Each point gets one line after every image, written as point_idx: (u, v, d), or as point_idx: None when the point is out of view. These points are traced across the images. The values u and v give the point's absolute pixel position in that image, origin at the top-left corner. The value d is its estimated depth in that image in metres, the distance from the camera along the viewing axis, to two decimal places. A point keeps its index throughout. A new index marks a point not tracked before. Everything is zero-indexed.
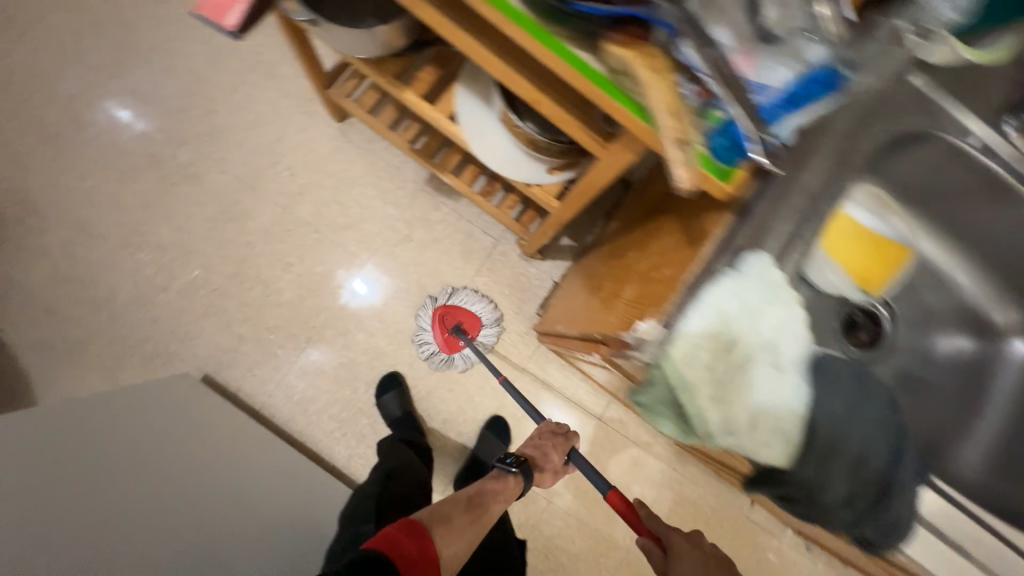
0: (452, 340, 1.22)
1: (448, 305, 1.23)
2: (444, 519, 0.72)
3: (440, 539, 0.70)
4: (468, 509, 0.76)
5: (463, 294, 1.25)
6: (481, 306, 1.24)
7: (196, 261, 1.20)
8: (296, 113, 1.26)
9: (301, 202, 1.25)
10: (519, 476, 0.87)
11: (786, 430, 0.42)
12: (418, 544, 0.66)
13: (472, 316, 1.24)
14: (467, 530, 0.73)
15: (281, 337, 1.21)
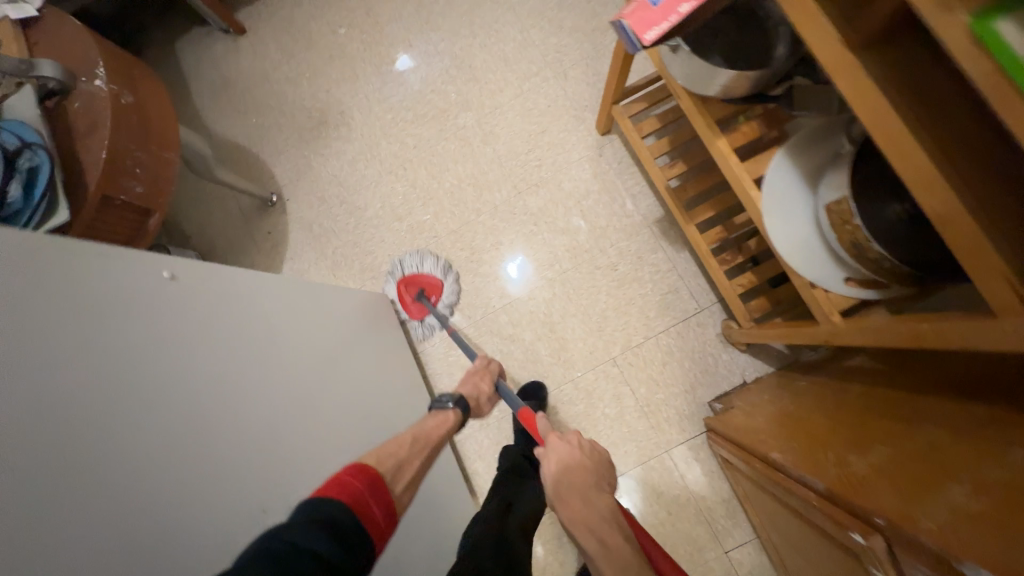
0: (417, 307, 1.26)
1: (411, 275, 1.27)
2: (392, 461, 0.74)
3: (392, 479, 0.72)
4: (417, 447, 0.80)
5: (411, 260, 1.28)
6: (433, 265, 1.27)
7: (431, 207, 1.34)
8: (567, 114, 1.32)
9: (534, 192, 1.30)
10: (456, 411, 0.95)
11: None
12: (373, 487, 0.64)
13: (431, 278, 1.27)
14: (414, 465, 0.76)
15: (463, 301, 1.29)
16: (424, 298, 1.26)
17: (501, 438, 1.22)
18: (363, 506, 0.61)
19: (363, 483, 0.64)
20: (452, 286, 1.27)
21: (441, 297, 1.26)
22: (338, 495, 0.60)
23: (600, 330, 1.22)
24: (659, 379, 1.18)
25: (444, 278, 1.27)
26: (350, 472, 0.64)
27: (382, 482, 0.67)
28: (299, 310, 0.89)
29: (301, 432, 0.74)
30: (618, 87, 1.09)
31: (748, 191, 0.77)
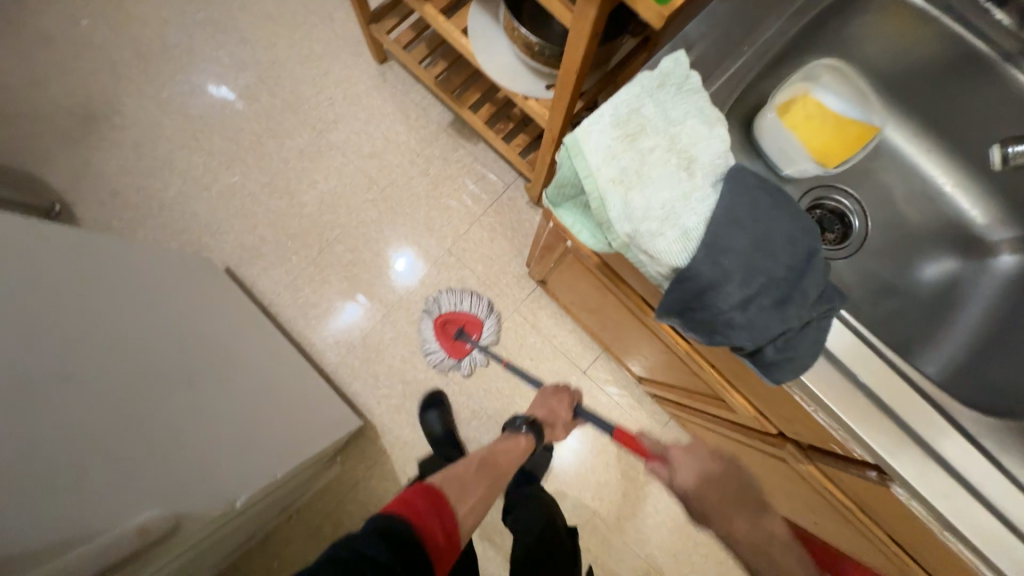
0: (461, 345, 1.26)
1: (447, 313, 1.25)
2: (457, 483, 0.70)
3: (455, 496, 0.67)
4: (482, 469, 0.75)
5: (455, 297, 1.26)
6: (475, 306, 1.26)
7: (237, 169, 1.35)
8: (343, 52, 1.40)
9: (335, 128, 1.37)
10: (529, 433, 0.90)
11: (686, 221, 0.41)
12: (437, 506, 0.62)
13: (473, 318, 1.26)
14: (483, 487, 0.72)
15: (297, 245, 1.32)
16: (464, 335, 1.25)
17: (370, 354, 1.28)
18: (427, 527, 0.59)
19: (434, 504, 0.62)
20: (490, 324, 1.26)
21: (482, 334, 1.26)
22: (408, 515, 0.59)
23: (431, 231, 1.34)
24: (492, 254, 1.33)
25: (485, 319, 1.26)
26: (416, 491, 0.63)
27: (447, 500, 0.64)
28: (113, 257, 0.90)
29: (84, 332, 0.73)
30: (363, 7, 1.19)
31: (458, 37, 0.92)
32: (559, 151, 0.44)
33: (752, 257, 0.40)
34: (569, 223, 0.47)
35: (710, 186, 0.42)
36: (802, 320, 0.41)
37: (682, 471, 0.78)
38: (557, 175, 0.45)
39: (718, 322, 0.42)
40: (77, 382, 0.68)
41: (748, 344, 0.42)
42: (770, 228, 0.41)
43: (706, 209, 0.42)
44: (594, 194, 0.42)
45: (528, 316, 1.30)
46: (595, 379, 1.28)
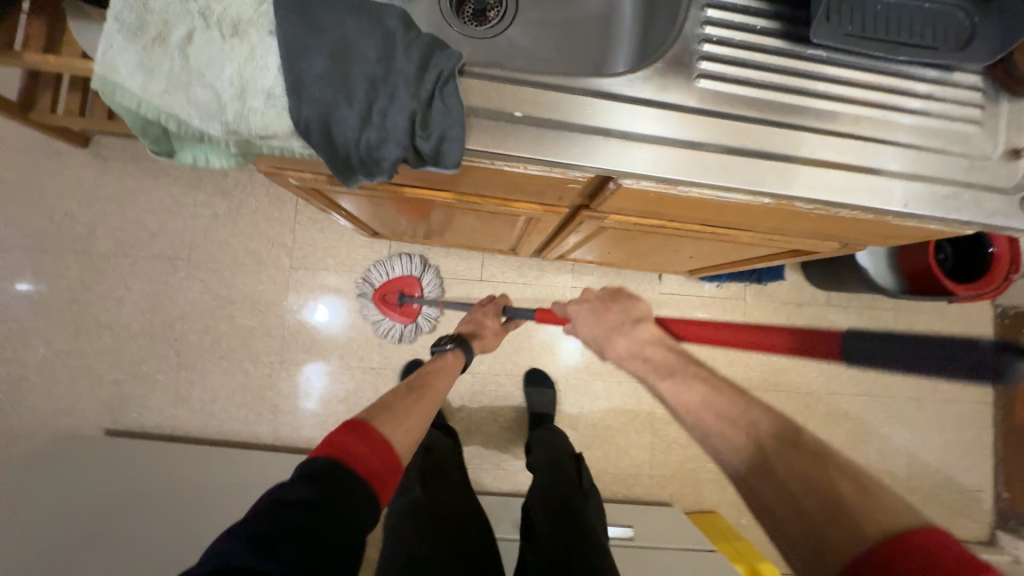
0: (406, 309, 1.24)
1: (382, 285, 1.24)
2: (384, 409, 0.74)
3: (385, 423, 0.70)
4: (407, 391, 0.80)
5: (387, 264, 1.25)
6: (404, 266, 1.25)
7: (37, 341, 1.21)
8: (41, 161, 1.23)
9: (96, 238, 1.23)
10: (455, 348, 0.98)
11: (256, 85, 0.38)
12: (366, 438, 0.65)
13: (406, 278, 1.25)
14: (413, 408, 0.76)
15: (153, 363, 1.23)
16: (406, 298, 1.23)
17: (295, 401, 1.25)
18: (355, 460, 0.62)
19: (360, 435, 0.65)
20: (428, 277, 1.25)
21: (423, 288, 1.25)
22: (341, 456, 0.61)
23: (263, 262, 1.26)
24: (331, 243, 1.28)
25: (419, 274, 1.25)
26: (344, 426, 0.66)
27: (373, 427, 0.67)
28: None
29: None
30: (0, 102, 0.99)
31: (60, 61, 0.75)
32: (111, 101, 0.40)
33: (336, 78, 0.39)
34: (194, 162, 0.43)
35: (267, 34, 0.39)
36: (420, 97, 0.39)
37: (581, 323, 0.85)
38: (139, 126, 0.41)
39: (366, 157, 0.41)
40: None
41: (402, 153, 0.41)
42: (338, 40, 0.39)
43: (268, 55, 0.39)
44: (170, 118, 0.39)
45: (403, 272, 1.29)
46: (495, 280, 1.31)
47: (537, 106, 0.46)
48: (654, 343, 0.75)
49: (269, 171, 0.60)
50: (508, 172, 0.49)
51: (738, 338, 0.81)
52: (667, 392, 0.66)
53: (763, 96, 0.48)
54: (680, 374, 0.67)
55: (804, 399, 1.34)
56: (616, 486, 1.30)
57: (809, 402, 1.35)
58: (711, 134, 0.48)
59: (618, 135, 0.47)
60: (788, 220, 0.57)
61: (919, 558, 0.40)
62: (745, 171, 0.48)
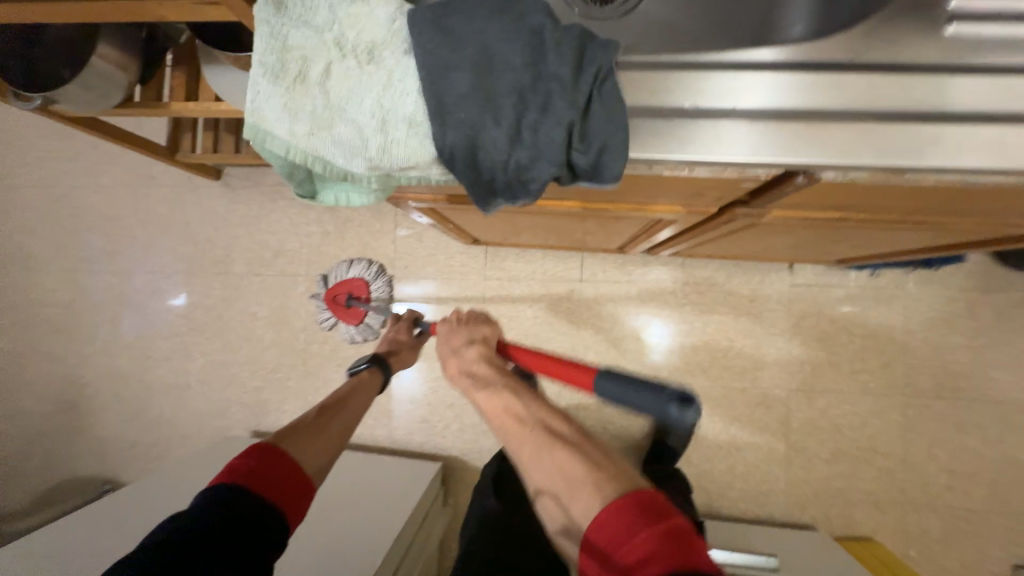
0: (354, 312, 1.24)
1: (333, 287, 1.25)
2: (292, 430, 0.65)
3: (291, 446, 0.62)
4: (321, 410, 0.71)
5: (336, 271, 1.27)
6: (356, 269, 1.26)
7: (195, 352, 1.40)
8: (186, 195, 1.40)
9: (232, 260, 1.38)
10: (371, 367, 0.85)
11: (402, 113, 0.35)
12: (266, 464, 0.57)
13: (357, 281, 1.25)
14: (324, 428, 0.67)
15: (284, 371, 1.36)
16: (354, 300, 1.23)
17: (406, 407, 1.29)
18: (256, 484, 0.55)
19: (274, 460, 0.58)
20: (378, 282, 1.26)
21: (371, 292, 1.25)
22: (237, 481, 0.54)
23: None
24: (429, 251, 1.29)
25: (369, 278, 1.26)
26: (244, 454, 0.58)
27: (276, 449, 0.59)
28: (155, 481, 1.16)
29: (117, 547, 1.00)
30: (155, 148, 1.13)
31: (212, 105, 0.83)
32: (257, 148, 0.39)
33: (486, 96, 0.34)
34: (336, 202, 0.42)
35: (404, 54, 0.35)
36: (579, 104, 0.33)
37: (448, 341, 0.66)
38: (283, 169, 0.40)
39: (514, 180, 0.36)
40: None
41: (557, 171, 0.35)
42: (483, 50, 0.34)
43: (411, 79, 0.35)
44: (316, 160, 0.37)
45: (499, 276, 1.26)
46: (595, 279, 1.23)
47: (705, 97, 0.38)
48: (488, 359, 0.61)
49: (392, 197, 0.59)
50: (651, 177, 0.42)
51: (556, 370, 0.62)
52: (483, 405, 0.55)
53: (972, 34, 0.36)
54: (496, 387, 0.56)
55: (996, 408, 1.08)
56: (747, 503, 1.17)
57: (1005, 411, 1.08)
58: (886, 96, 0.37)
59: (741, 115, 0.38)
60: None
61: (618, 523, 0.39)
62: (965, 144, 0.36)
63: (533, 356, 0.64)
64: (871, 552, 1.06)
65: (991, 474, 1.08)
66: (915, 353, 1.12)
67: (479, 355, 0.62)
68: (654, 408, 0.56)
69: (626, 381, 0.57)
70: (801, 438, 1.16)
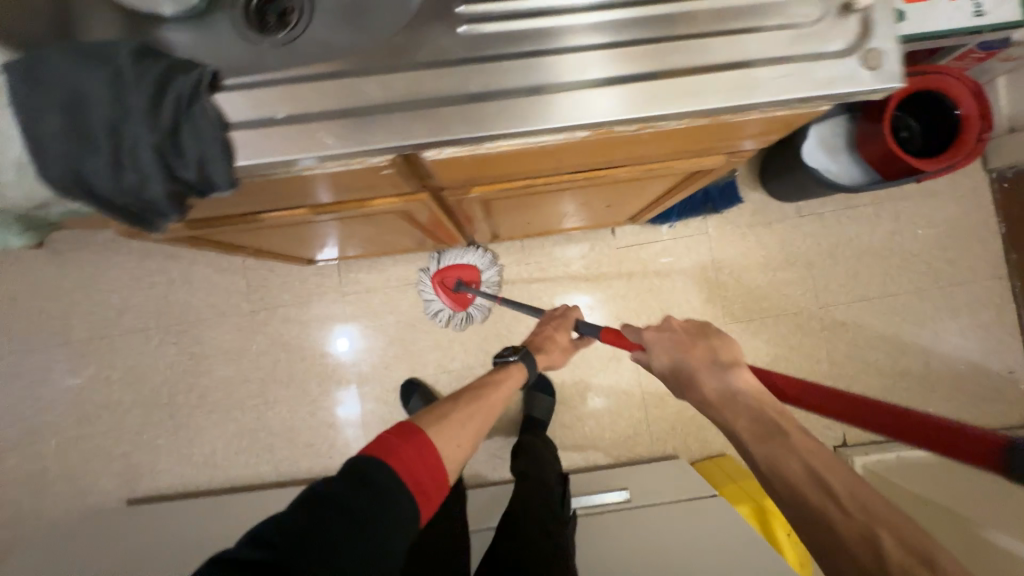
0: (461, 295, 1.25)
1: (444, 267, 1.25)
2: (432, 416, 0.69)
3: (436, 435, 0.65)
4: (463, 402, 0.75)
5: (453, 253, 1.25)
6: (477, 255, 1.25)
7: (47, 432, 1.30)
8: (7, 268, 1.30)
9: (73, 327, 1.30)
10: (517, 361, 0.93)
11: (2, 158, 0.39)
12: (411, 446, 0.59)
13: (470, 266, 1.26)
14: (469, 422, 0.72)
15: (152, 430, 1.30)
16: (463, 286, 1.24)
17: (288, 436, 1.29)
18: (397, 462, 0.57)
19: (416, 442, 0.60)
20: (491, 270, 1.26)
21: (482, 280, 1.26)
22: (377, 453, 0.57)
23: (224, 312, 1.30)
24: (284, 278, 1.30)
25: (483, 265, 1.26)
26: (389, 430, 0.61)
27: (417, 430, 0.62)
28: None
29: None
30: None
31: None
32: None
33: (77, 133, 0.38)
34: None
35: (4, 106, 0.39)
36: (161, 129, 0.39)
37: (655, 351, 0.66)
38: None
39: (134, 200, 0.41)
40: None
41: (163, 187, 0.40)
42: (68, 90, 0.38)
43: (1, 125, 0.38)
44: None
45: (358, 289, 1.30)
46: None
47: (315, 104, 0.44)
48: (744, 375, 0.59)
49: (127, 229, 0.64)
50: (314, 175, 0.47)
51: (871, 422, 0.48)
52: (762, 461, 0.50)
53: (651, 13, 0.44)
54: (783, 436, 0.50)
55: (795, 319, 1.28)
56: (616, 450, 1.28)
57: (800, 320, 1.28)
58: (624, 67, 0.44)
59: (581, 85, 0.44)
60: (654, 145, 0.53)
61: None
62: (759, 84, 0.43)
63: (816, 392, 0.53)
64: (721, 469, 1.19)
65: (802, 375, 1.27)
66: (726, 287, 1.29)
67: (733, 360, 0.61)
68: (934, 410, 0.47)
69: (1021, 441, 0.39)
70: (650, 380, 1.30)
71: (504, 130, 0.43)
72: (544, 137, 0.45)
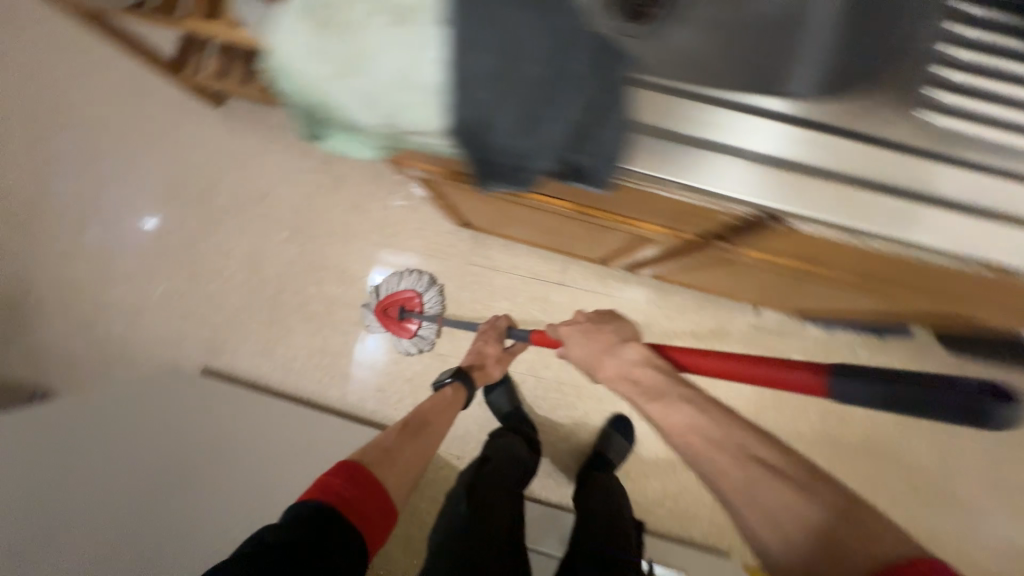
0: (414, 321, 1.24)
1: (384, 299, 1.24)
2: (380, 448, 0.73)
3: (383, 474, 0.69)
4: (407, 432, 0.79)
5: (387, 280, 1.26)
6: (412, 281, 1.25)
7: (158, 277, 1.36)
8: (183, 116, 1.36)
9: (217, 192, 1.34)
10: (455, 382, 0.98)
11: (419, 78, 0.36)
12: (363, 489, 0.65)
13: (408, 294, 1.25)
14: (408, 456, 0.75)
15: (248, 314, 1.33)
16: (405, 313, 1.24)
17: (365, 372, 1.29)
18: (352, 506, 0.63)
19: (360, 483, 0.65)
20: (433, 296, 1.24)
21: (424, 306, 1.24)
22: (326, 497, 0.62)
23: (353, 233, 1.31)
24: (419, 224, 1.30)
25: (421, 293, 1.25)
26: (336, 471, 0.66)
27: (365, 470, 0.67)
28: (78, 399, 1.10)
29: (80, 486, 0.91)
30: (161, 61, 1.10)
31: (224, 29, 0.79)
32: (275, 80, 0.40)
33: (505, 80, 0.35)
34: (341, 148, 0.43)
35: (433, 22, 0.35)
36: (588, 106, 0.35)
37: (573, 345, 0.72)
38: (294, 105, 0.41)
39: (514, 163, 0.38)
40: (101, 524, 0.88)
41: (552, 166, 0.38)
42: (509, 33, 0.35)
43: (431, 44, 0.35)
44: (325, 104, 0.38)
45: (483, 263, 1.27)
46: (575, 283, 1.26)
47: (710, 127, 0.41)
48: (648, 363, 0.64)
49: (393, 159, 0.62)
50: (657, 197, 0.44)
51: (759, 372, 0.59)
52: (656, 416, 0.58)
53: None
54: (671, 397, 0.58)
55: None
56: (671, 522, 1.22)
57: None
58: (981, 199, 0.41)
59: (942, 202, 0.41)
60: (968, 285, 0.49)
61: None
62: None
63: (714, 358, 0.63)
64: None
65: None
66: None
67: (636, 355, 0.65)
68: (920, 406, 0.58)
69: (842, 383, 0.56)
70: None
71: (869, 228, 0.41)
72: (910, 243, 0.41)
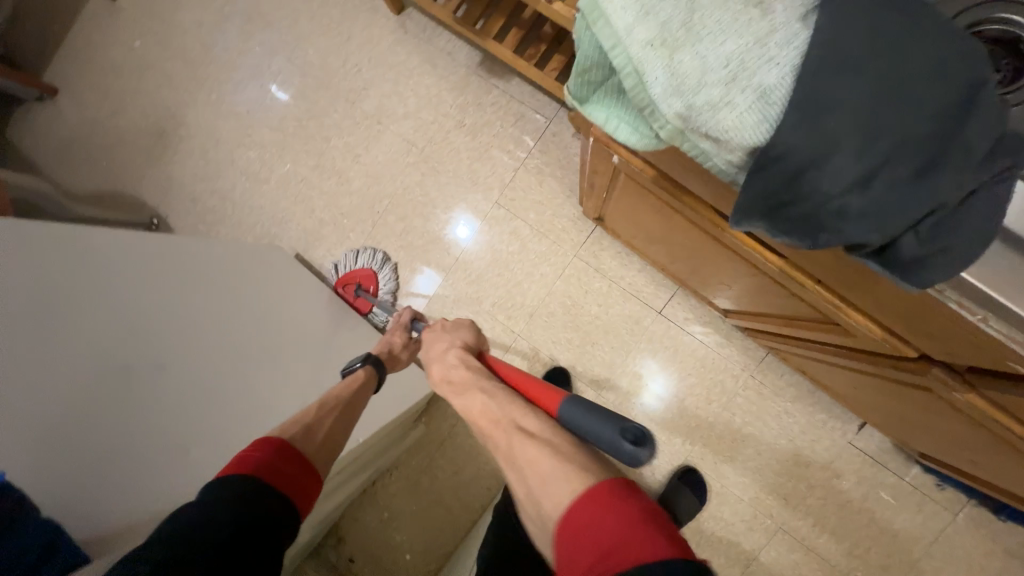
0: (362, 302, 1.26)
1: (343, 275, 1.28)
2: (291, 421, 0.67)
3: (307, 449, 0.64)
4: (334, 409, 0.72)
5: (345, 259, 1.31)
6: (367, 258, 1.29)
7: (287, 156, 1.40)
8: (360, 12, 1.35)
9: (366, 96, 1.35)
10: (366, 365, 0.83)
11: (763, 82, 0.29)
12: (287, 461, 0.59)
13: (365, 271, 1.28)
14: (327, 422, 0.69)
15: (352, 221, 1.35)
16: (362, 290, 1.26)
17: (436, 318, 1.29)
18: (283, 478, 0.58)
19: (283, 459, 0.59)
20: (386, 275, 1.28)
21: (379, 286, 1.28)
22: (250, 470, 0.56)
23: (475, 182, 1.28)
24: (542, 198, 1.24)
25: (377, 270, 1.28)
26: (255, 449, 0.59)
27: (289, 443, 0.61)
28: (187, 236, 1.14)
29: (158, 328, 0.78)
30: None
31: None
32: (579, 24, 0.34)
33: (879, 121, 0.27)
34: (604, 122, 0.37)
35: (807, 26, 0.29)
36: (962, 189, 0.28)
37: (433, 348, 0.74)
38: (581, 57, 0.35)
39: (822, 218, 0.31)
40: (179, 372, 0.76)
41: (872, 239, 0.30)
42: (900, 66, 0.27)
43: (794, 49, 0.29)
44: (629, 68, 0.32)
45: (590, 261, 1.21)
46: (674, 318, 1.17)
47: None
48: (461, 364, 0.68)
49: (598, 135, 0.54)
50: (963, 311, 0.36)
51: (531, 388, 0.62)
52: (460, 409, 0.63)
53: None
54: (470, 391, 0.63)
55: None
56: None
57: None
58: None
59: None
60: None
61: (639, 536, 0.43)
62: None
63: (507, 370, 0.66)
64: None
65: None
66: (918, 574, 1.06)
67: (457, 358, 0.69)
68: (609, 441, 0.52)
69: (588, 407, 0.55)
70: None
71: None
72: None
